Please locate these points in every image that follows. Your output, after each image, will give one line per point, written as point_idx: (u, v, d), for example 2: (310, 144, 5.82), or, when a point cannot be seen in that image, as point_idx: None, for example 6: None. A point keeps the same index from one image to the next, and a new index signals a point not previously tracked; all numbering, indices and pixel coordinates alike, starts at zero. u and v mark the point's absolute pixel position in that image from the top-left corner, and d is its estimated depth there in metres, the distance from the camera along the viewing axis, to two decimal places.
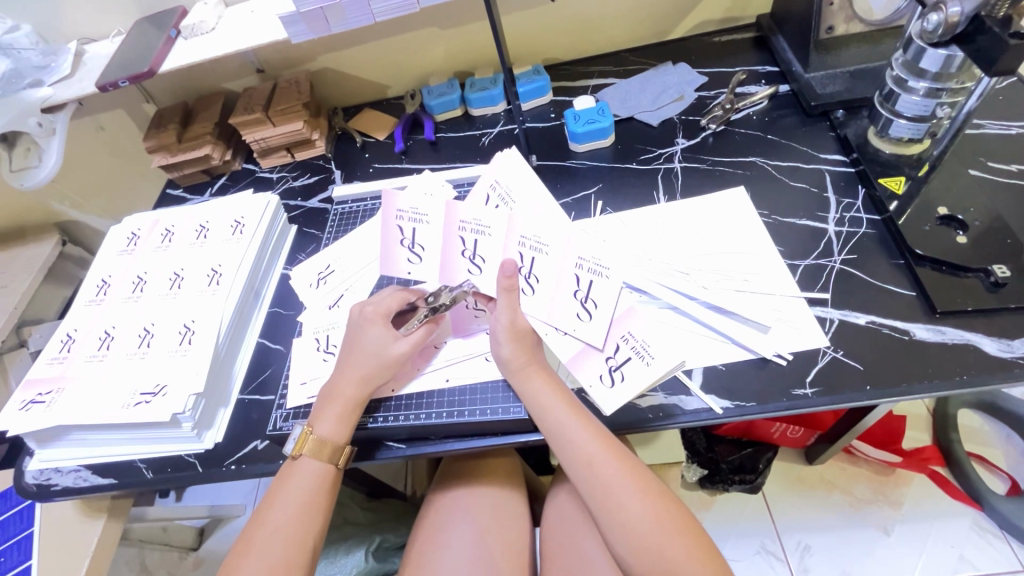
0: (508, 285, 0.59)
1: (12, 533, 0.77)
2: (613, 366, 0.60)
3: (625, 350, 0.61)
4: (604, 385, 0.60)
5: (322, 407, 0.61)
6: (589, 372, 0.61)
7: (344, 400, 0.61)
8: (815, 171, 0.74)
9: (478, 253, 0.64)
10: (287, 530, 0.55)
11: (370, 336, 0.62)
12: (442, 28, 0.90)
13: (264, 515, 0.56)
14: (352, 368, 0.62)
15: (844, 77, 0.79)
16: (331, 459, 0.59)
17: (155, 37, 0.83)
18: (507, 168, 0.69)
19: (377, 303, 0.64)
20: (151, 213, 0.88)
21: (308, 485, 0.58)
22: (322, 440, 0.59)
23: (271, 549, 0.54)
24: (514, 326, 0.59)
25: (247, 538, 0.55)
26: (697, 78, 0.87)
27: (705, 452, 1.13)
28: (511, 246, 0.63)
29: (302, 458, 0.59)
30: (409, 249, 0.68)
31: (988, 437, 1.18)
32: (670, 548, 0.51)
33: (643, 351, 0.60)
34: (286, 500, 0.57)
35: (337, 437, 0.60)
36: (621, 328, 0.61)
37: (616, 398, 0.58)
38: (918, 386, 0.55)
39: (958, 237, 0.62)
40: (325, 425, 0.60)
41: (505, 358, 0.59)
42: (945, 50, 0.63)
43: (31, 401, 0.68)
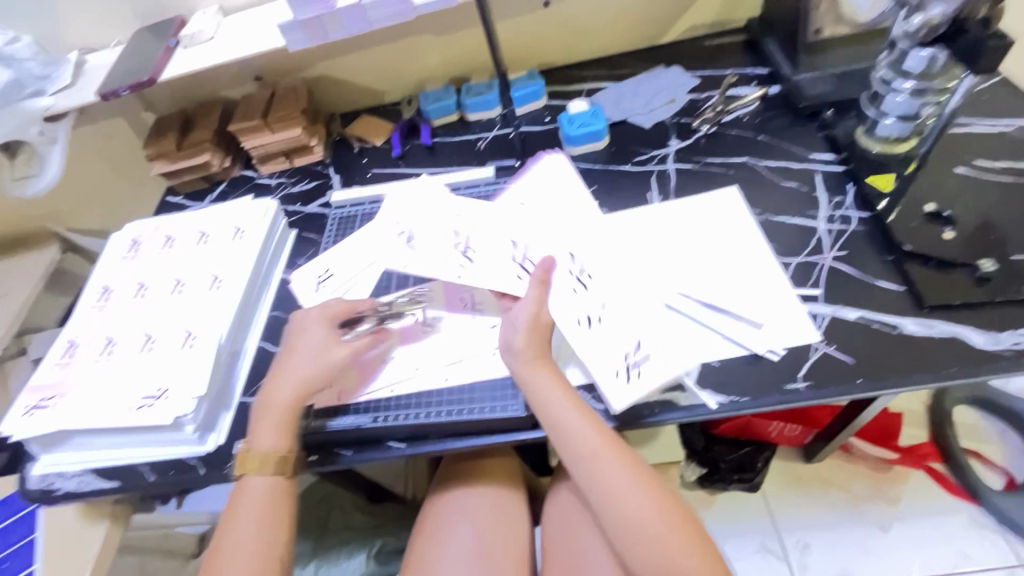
0: (542, 278, 0.63)
1: (16, 538, 0.78)
2: (631, 361, 0.60)
3: (645, 348, 0.60)
4: (620, 380, 0.59)
5: (257, 419, 0.62)
6: (606, 365, 0.60)
7: (279, 404, 0.62)
8: (806, 170, 0.75)
9: (470, 247, 0.67)
10: (251, 542, 0.58)
11: (310, 338, 0.65)
12: (437, 34, 0.91)
13: (226, 536, 0.59)
14: (292, 371, 0.64)
15: (832, 77, 0.81)
16: (277, 470, 0.61)
17: (155, 47, 0.84)
18: (548, 177, 0.78)
19: (324, 308, 0.68)
20: (151, 220, 0.89)
21: (262, 500, 0.60)
22: (264, 454, 0.60)
23: (237, 567, 0.57)
24: (537, 319, 0.61)
25: (217, 554, 0.58)
26: (689, 81, 0.88)
27: (704, 452, 1.14)
28: (562, 252, 0.67)
29: (249, 476, 0.61)
30: (404, 245, 0.67)
31: (983, 433, 1.19)
32: (669, 539, 0.53)
33: (660, 351, 0.60)
34: (243, 518, 0.59)
35: (279, 448, 0.61)
36: (644, 327, 0.62)
37: (633, 393, 0.58)
38: (908, 379, 0.57)
39: (946, 234, 0.64)
40: (265, 439, 0.61)
41: (516, 345, 0.60)
42: (928, 51, 0.65)
43: (35, 406, 0.68)
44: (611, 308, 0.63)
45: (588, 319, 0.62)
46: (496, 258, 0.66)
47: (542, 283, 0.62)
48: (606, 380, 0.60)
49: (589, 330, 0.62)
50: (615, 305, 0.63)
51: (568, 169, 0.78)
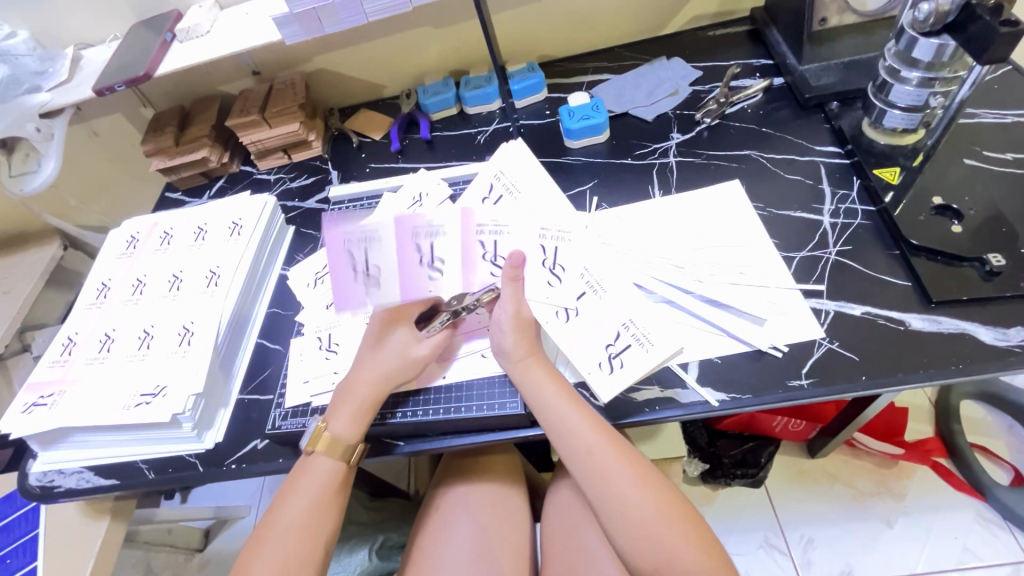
0: (513, 274, 0.60)
1: (18, 535, 0.78)
2: (612, 353, 0.60)
3: (625, 337, 0.61)
4: (604, 371, 0.59)
5: (339, 405, 0.61)
6: (588, 356, 0.60)
7: (360, 397, 0.61)
8: (810, 163, 0.74)
9: (436, 257, 0.63)
10: (298, 528, 0.56)
11: (393, 332, 0.62)
12: (436, 27, 0.90)
13: (279, 511, 0.57)
14: (370, 367, 0.62)
15: (838, 68, 0.79)
16: (343, 457, 0.59)
17: (151, 41, 0.84)
18: (512, 157, 0.75)
19: (403, 301, 0.64)
20: (150, 216, 0.88)
21: (321, 482, 0.58)
22: (335, 438, 0.59)
23: (284, 548, 0.54)
24: (519, 316, 0.60)
25: (259, 536, 0.56)
26: (692, 73, 0.87)
27: (708, 447, 1.13)
28: (533, 239, 0.66)
29: (316, 455, 0.59)
30: (363, 273, 0.60)
31: (990, 428, 1.17)
32: (669, 535, 0.51)
33: (643, 338, 0.60)
34: (299, 499, 0.57)
35: (351, 436, 0.60)
36: (622, 315, 0.62)
37: (615, 385, 0.58)
38: (914, 375, 0.56)
39: (954, 227, 0.62)
40: (341, 424, 0.60)
41: (506, 347, 0.59)
42: (937, 39, 0.62)
43: (33, 404, 0.68)
44: (587, 301, 0.63)
45: (566, 313, 0.63)
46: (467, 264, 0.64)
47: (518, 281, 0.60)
48: (590, 372, 0.60)
49: (566, 324, 0.62)
50: (590, 296, 0.63)
51: (525, 147, 0.75)
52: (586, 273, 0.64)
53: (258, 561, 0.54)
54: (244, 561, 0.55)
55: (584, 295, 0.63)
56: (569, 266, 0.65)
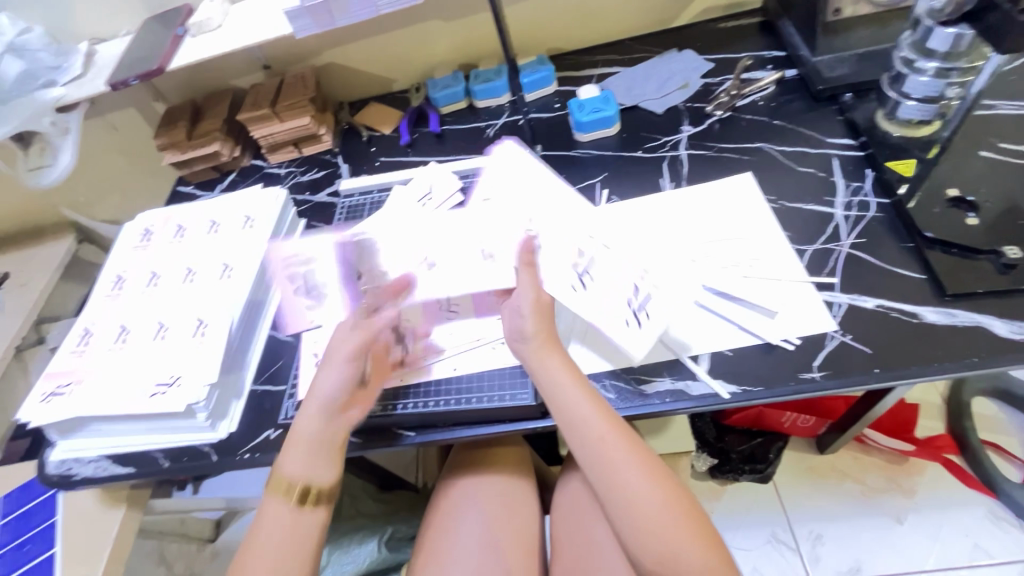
0: (527, 260, 0.61)
1: (35, 523, 0.79)
2: (636, 307, 0.60)
3: (641, 290, 0.61)
4: (632, 327, 0.60)
5: (288, 448, 0.57)
6: (614, 317, 0.60)
7: (312, 433, 0.57)
8: (823, 155, 0.73)
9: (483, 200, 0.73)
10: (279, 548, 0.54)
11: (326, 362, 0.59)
12: (446, 20, 0.90)
13: (249, 556, 0.53)
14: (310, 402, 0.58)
15: (852, 59, 0.78)
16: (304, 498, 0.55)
17: (163, 35, 0.84)
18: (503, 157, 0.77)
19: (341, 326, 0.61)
20: (163, 209, 0.89)
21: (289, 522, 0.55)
22: (290, 480, 0.56)
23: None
24: (539, 300, 0.60)
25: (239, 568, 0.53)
26: (703, 65, 0.86)
27: (715, 443, 1.13)
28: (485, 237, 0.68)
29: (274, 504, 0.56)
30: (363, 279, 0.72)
31: (1003, 425, 1.16)
32: (675, 532, 0.51)
33: (660, 284, 0.61)
34: (273, 526, 0.55)
35: (311, 476, 0.56)
36: (635, 268, 0.62)
37: (644, 338, 0.59)
38: (928, 368, 0.55)
39: (969, 219, 0.62)
40: (295, 466, 0.56)
41: (528, 331, 0.59)
42: (954, 29, 0.62)
43: (51, 393, 0.69)
44: (597, 262, 0.63)
45: (581, 282, 0.62)
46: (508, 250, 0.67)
47: (530, 268, 0.61)
48: (617, 334, 0.60)
49: (583, 293, 0.62)
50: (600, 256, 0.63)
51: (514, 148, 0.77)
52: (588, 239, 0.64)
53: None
54: None
55: (591, 256, 0.63)
56: (573, 236, 0.64)
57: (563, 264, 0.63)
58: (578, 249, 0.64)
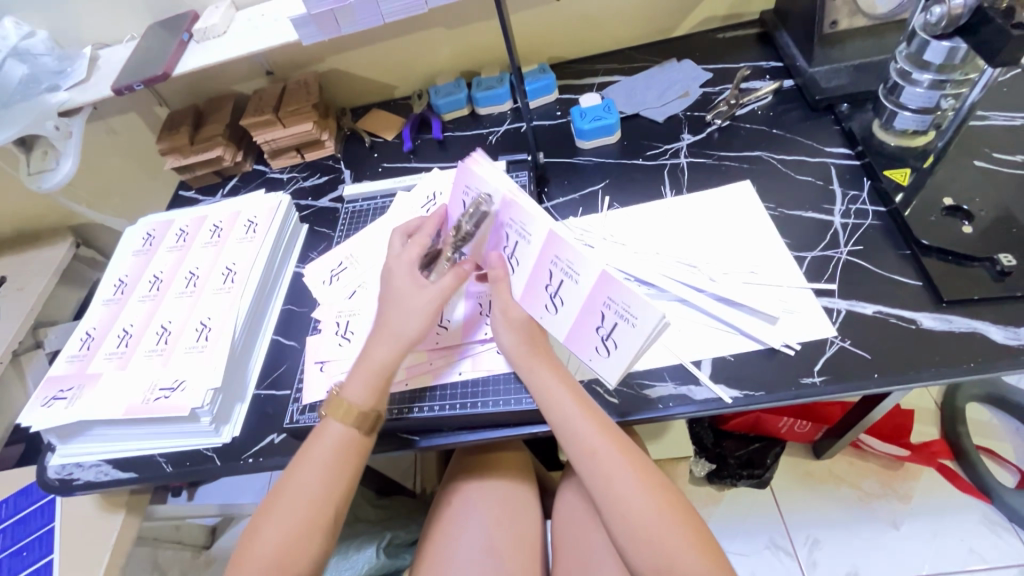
0: (498, 276, 0.62)
1: (34, 528, 0.79)
2: (604, 335, 0.58)
3: (609, 316, 0.57)
4: (602, 356, 0.59)
5: (354, 372, 0.61)
6: (584, 345, 0.60)
7: (378, 363, 0.60)
8: (821, 164, 0.75)
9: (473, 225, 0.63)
10: (309, 493, 0.55)
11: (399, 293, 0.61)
12: (449, 28, 0.91)
13: (293, 475, 0.56)
14: (387, 336, 0.60)
15: (849, 70, 0.80)
16: (357, 424, 0.58)
17: (168, 41, 0.85)
18: (481, 174, 0.61)
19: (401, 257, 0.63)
20: (166, 214, 0.89)
21: (335, 446, 0.58)
22: (350, 404, 0.59)
23: (295, 509, 0.54)
24: (508, 316, 0.61)
25: (271, 500, 0.56)
26: (702, 74, 0.88)
27: (714, 447, 1.16)
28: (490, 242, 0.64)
29: (330, 422, 0.59)
30: (342, 334, 0.72)
31: (995, 430, 1.18)
32: (672, 540, 0.52)
33: (627, 314, 0.55)
34: (310, 466, 0.56)
35: (368, 405, 0.59)
36: (600, 296, 0.57)
37: (616, 368, 0.58)
38: (925, 374, 0.56)
39: (965, 228, 0.63)
40: (356, 389, 0.59)
41: (505, 346, 0.61)
42: (949, 42, 0.63)
43: (53, 398, 0.69)
44: (565, 288, 0.59)
45: (553, 305, 0.60)
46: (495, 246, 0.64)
47: (504, 281, 0.62)
48: (591, 359, 0.60)
49: (555, 317, 0.61)
50: (568, 283, 0.58)
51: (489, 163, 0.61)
52: (558, 258, 0.58)
53: (265, 526, 0.54)
54: (249, 532, 0.55)
55: (562, 281, 0.59)
56: (540, 257, 0.59)
57: (537, 287, 0.61)
58: (547, 270, 0.59)
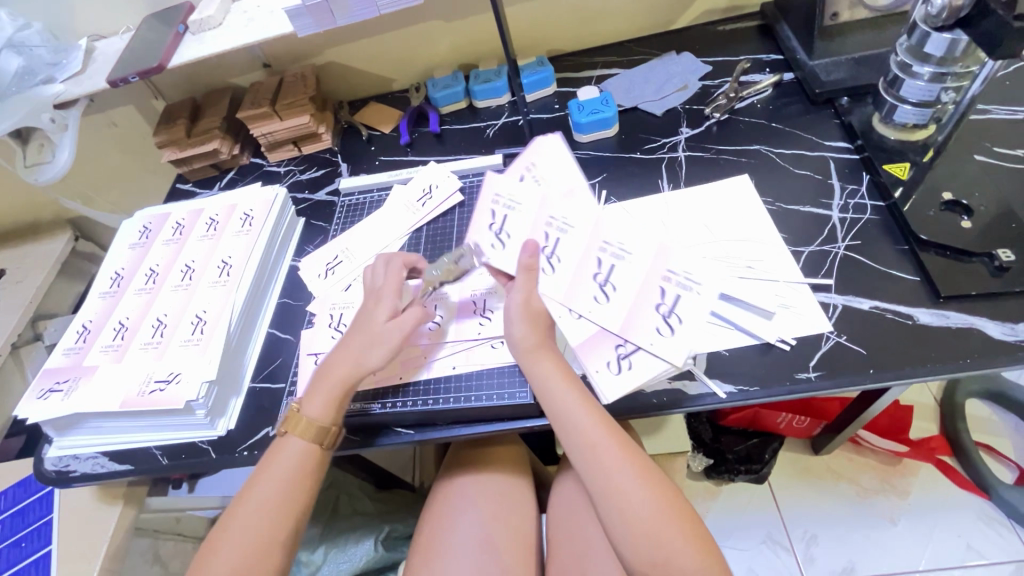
0: (530, 265, 0.61)
1: (32, 519, 0.79)
2: (666, 313, 0.60)
3: (671, 288, 0.61)
4: (665, 335, 0.60)
5: (314, 388, 0.62)
6: (645, 329, 0.60)
7: (336, 380, 0.61)
8: (820, 158, 0.74)
9: (504, 230, 0.66)
10: (269, 507, 0.57)
11: (370, 319, 0.63)
12: (446, 20, 0.90)
13: (252, 488, 0.58)
14: (354, 352, 0.62)
15: (849, 63, 0.79)
16: (317, 439, 0.60)
17: (163, 33, 0.84)
18: (546, 153, 0.70)
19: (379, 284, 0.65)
20: (162, 207, 0.89)
21: (293, 462, 0.59)
22: (310, 420, 0.60)
23: (254, 522, 0.56)
24: (528, 306, 0.61)
25: (231, 512, 0.57)
26: (701, 67, 0.87)
27: (711, 443, 1.14)
28: (539, 226, 0.65)
29: (291, 437, 0.60)
30: (335, 327, 0.72)
31: (995, 426, 1.17)
32: (667, 532, 0.52)
33: (689, 282, 0.61)
34: (270, 478, 0.58)
35: (325, 422, 0.60)
36: (659, 270, 0.62)
37: (621, 384, 0.59)
38: (921, 370, 0.56)
39: (964, 223, 0.62)
40: (315, 407, 0.61)
41: (516, 336, 0.60)
42: (949, 34, 0.63)
43: (49, 390, 0.69)
44: (617, 270, 0.63)
45: (604, 294, 0.62)
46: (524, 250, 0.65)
47: (535, 271, 0.62)
48: (597, 372, 0.61)
49: (606, 304, 0.62)
50: (620, 263, 0.63)
51: (563, 144, 0.70)
52: (606, 242, 0.64)
53: (224, 539, 0.55)
54: (210, 541, 0.56)
55: (611, 265, 0.63)
56: (588, 242, 0.64)
57: (585, 275, 0.63)
58: (597, 256, 0.63)
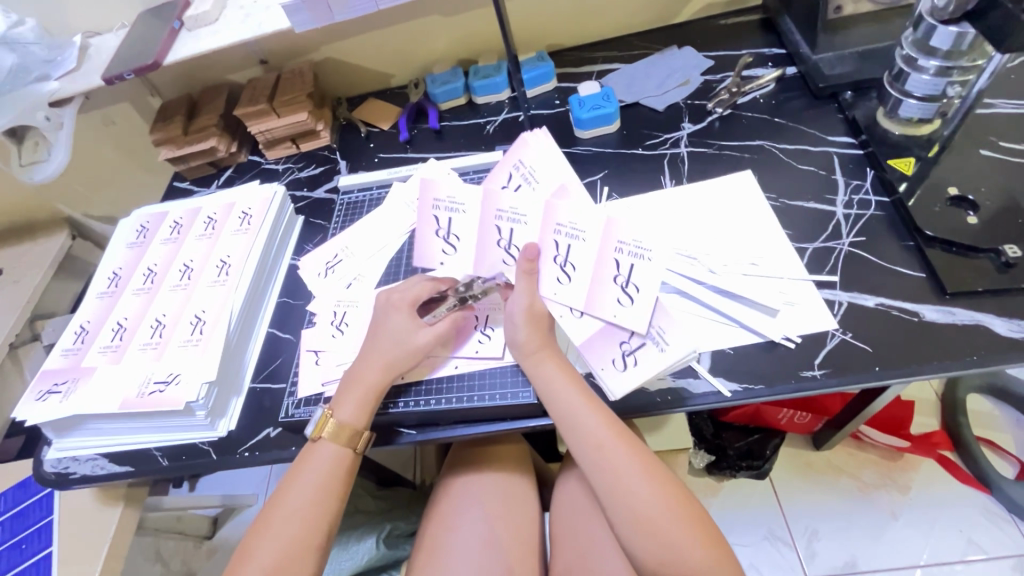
0: (528, 267, 0.62)
1: (32, 521, 0.79)
2: (623, 283, 0.62)
3: (624, 259, 0.63)
4: (627, 305, 0.62)
5: (344, 392, 0.62)
6: (607, 301, 0.62)
7: (367, 383, 0.61)
8: (824, 153, 0.74)
9: (452, 233, 0.71)
10: (303, 512, 0.57)
11: (393, 323, 0.63)
12: (445, 15, 0.89)
13: (285, 494, 0.58)
14: (377, 353, 0.63)
15: (853, 57, 0.78)
16: (350, 443, 0.60)
17: (158, 29, 0.83)
18: (534, 146, 0.72)
19: (407, 290, 0.65)
20: (160, 206, 0.88)
21: (325, 468, 0.59)
22: (342, 423, 0.60)
23: (287, 530, 0.56)
24: (532, 310, 0.61)
25: (265, 516, 0.57)
26: (703, 62, 0.86)
27: (713, 439, 1.14)
28: (490, 219, 0.68)
29: (323, 442, 0.60)
30: (335, 325, 0.71)
31: (996, 421, 1.17)
32: (677, 530, 0.52)
33: (640, 250, 0.63)
34: (304, 483, 0.58)
35: (359, 424, 0.60)
36: (610, 241, 0.64)
37: (629, 381, 0.59)
38: (927, 367, 0.55)
39: (969, 219, 0.62)
40: (347, 410, 0.61)
41: (519, 339, 0.60)
42: (956, 27, 0.62)
43: (48, 391, 0.69)
44: (575, 250, 0.64)
45: (565, 274, 0.64)
46: (481, 247, 0.68)
47: (533, 273, 0.62)
48: (602, 368, 0.61)
49: (569, 285, 0.63)
50: (575, 244, 0.64)
51: (549, 137, 0.72)
52: (559, 225, 0.65)
53: (257, 548, 0.55)
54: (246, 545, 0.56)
55: (568, 246, 0.64)
56: (542, 229, 0.65)
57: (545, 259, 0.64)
58: (553, 240, 0.65)
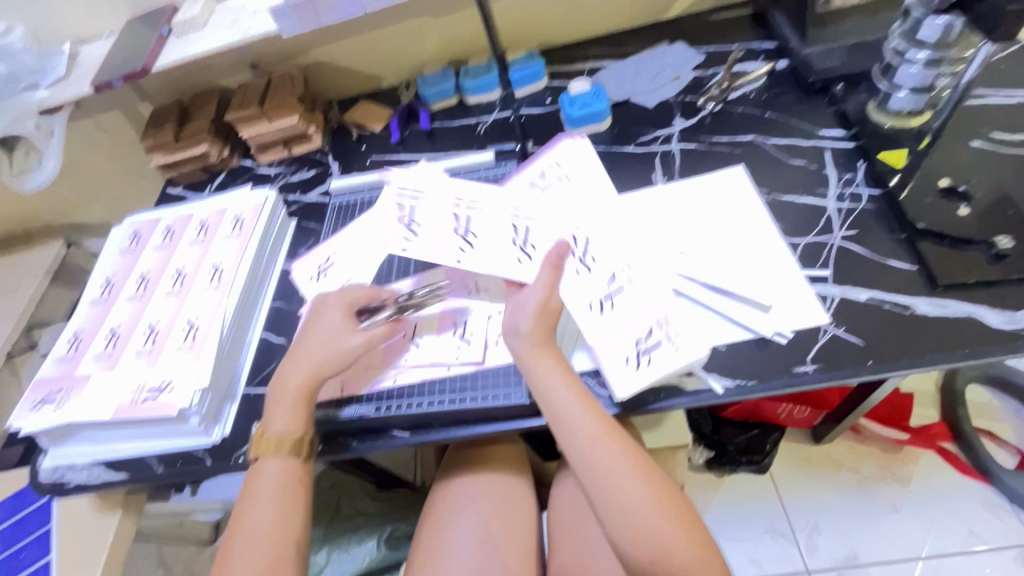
0: (554, 261, 0.61)
1: (31, 529, 0.79)
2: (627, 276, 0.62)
3: (619, 280, 0.62)
4: (637, 288, 0.62)
5: (272, 405, 0.62)
6: (623, 293, 0.61)
7: (291, 387, 0.62)
8: (815, 147, 0.73)
9: (413, 220, 0.66)
10: (267, 526, 0.57)
11: (324, 322, 0.65)
12: (434, 16, 0.89)
13: (245, 515, 0.57)
14: (305, 354, 0.63)
15: (843, 50, 0.78)
16: (293, 451, 0.60)
17: (147, 36, 0.84)
18: (571, 151, 0.74)
19: (345, 293, 0.67)
20: (153, 212, 0.89)
21: (276, 481, 0.59)
22: (279, 435, 0.60)
23: (258, 547, 0.55)
24: (546, 303, 0.59)
25: (231, 540, 0.57)
26: (694, 58, 0.86)
27: (711, 435, 1.13)
28: (506, 217, 0.66)
29: (265, 459, 0.60)
30: None
31: (995, 412, 1.17)
32: (667, 529, 0.52)
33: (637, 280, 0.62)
34: (261, 501, 0.58)
35: (296, 431, 0.61)
36: (620, 259, 0.64)
37: (639, 380, 0.58)
38: (921, 359, 0.55)
39: (960, 210, 0.62)
40: (281, 421, 0.61)
41: (523, 328, 0.59)
42: (943, 18, 0.63)
43: (42, 401, 0.69)
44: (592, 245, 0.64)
45: (585, 267, 0.63)
46: (496, 243, 0.64)
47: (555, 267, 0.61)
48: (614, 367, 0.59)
49: (588, 276, 0.62)
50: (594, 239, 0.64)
51: (589, 146, 0.74)
52: (579, 224, 0.66)
53: (232, 565, 0.55)
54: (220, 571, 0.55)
55: (584, 242, 0.64)
56: (560, 227, 0.66)
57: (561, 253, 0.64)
58: (571, 236, 0.65)
